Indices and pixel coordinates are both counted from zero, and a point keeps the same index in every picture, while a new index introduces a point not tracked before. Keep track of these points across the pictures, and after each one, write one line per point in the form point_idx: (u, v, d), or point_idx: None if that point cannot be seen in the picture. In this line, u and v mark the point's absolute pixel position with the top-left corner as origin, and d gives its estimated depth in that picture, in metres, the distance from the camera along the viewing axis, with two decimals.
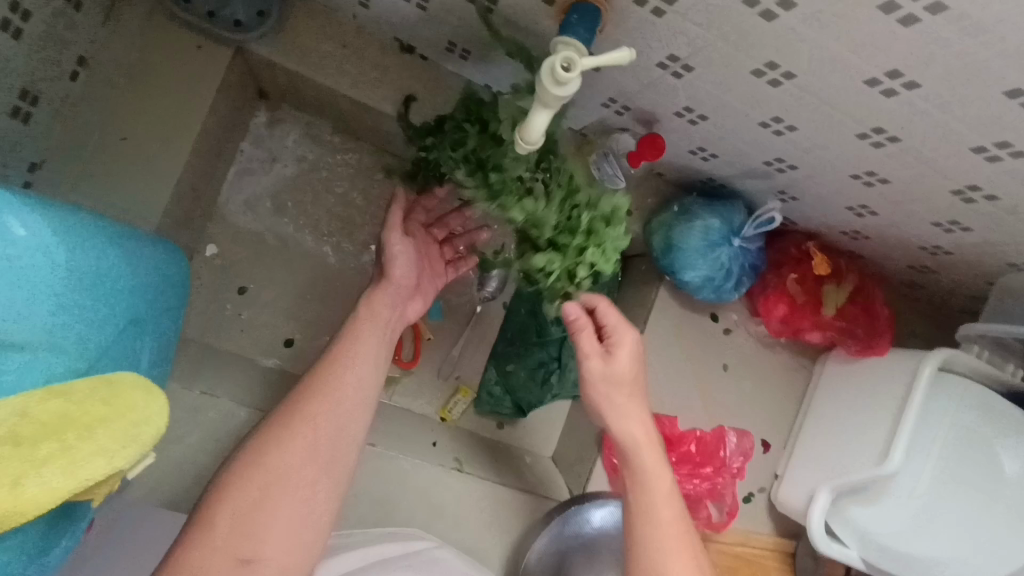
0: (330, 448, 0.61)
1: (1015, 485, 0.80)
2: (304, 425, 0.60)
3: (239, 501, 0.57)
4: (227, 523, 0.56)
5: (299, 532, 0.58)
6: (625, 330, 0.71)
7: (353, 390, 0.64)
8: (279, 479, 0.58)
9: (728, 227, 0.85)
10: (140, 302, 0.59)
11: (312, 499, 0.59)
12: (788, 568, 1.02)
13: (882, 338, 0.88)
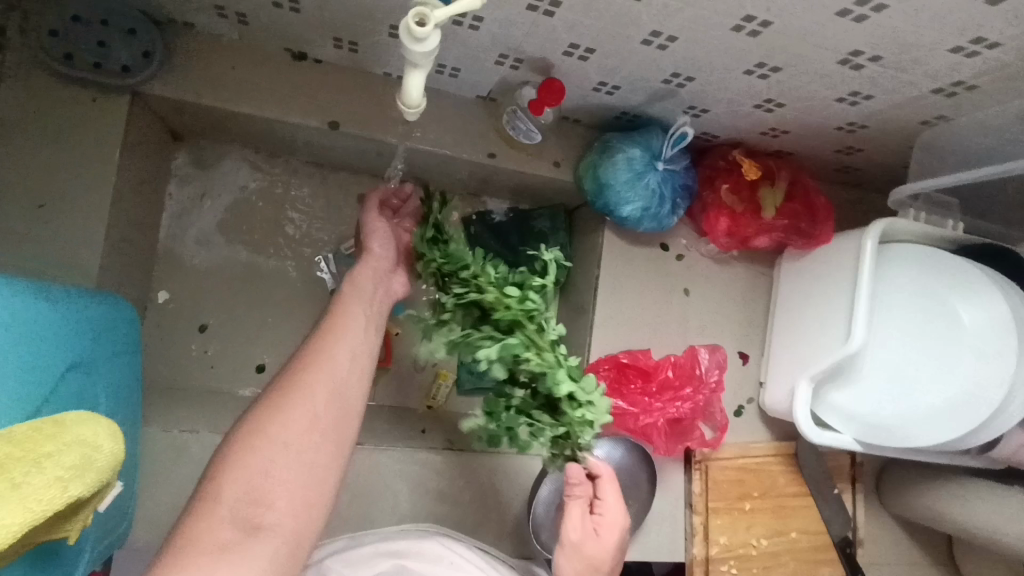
0: (336, 412, 0.57)
1: (976, 330, 0.81)
2: (309, 384, 0.57)
3: (241, 467, 0.52)
4: (230, 496, 0.51)
5: (303, 506, 0.53)
6: (617, 512, 0.74)
7: (348, 354, 0.60)
8: (280, 448, 0.54)
9: (650, 153, 0.87)
10: (82, 345, 0.63)
11: (317, 462, 0.55)
12: (794, 471, 1.04)
13: (824, 225, 0.93)
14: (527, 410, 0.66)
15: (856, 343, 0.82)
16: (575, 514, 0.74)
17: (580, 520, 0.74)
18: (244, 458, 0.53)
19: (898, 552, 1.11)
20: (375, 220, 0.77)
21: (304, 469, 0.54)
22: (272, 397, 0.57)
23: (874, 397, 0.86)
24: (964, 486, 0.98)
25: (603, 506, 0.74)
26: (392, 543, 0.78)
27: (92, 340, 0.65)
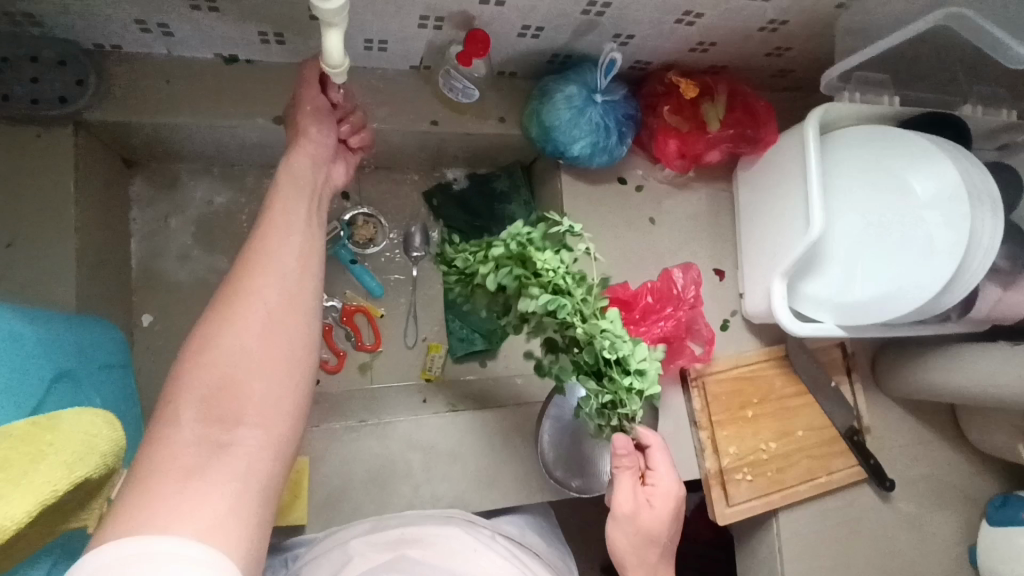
0: (291, 324, 0.58)
1: (929, 199, 0.83)
2: (255, 299, 0.57)
3: (202, 380, 0.52)
4: (194, 411, 0.51)
5: (273, 410, 0.54)
6: (668, 481, 0.76)
7: (292, 260, 0.60)
8: (238, 359, 0.54)
9: (586, 88, 0.89)
10: (63, 358, 0.65)
11: (284, 367, 0.56)
12: (789, 372, 1.07)
13: (768, 126, 0.96)
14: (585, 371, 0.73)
15: (817, 223, 0.84)
16: (625, 483, 0.75)
17: (630, 488, 0.75)
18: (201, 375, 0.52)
19: (906, 433, 1.14)
20: (305, 131, 0.72)
21: (266, 383, 0.54)
22: (217, 316, 0.56)
23: (844, 277, 0.89)
24: (954, 353, 1.00)
25: (655, 476, 0.76)
26: (414, 527, 0.78)
27: (77, 356, 0.68)
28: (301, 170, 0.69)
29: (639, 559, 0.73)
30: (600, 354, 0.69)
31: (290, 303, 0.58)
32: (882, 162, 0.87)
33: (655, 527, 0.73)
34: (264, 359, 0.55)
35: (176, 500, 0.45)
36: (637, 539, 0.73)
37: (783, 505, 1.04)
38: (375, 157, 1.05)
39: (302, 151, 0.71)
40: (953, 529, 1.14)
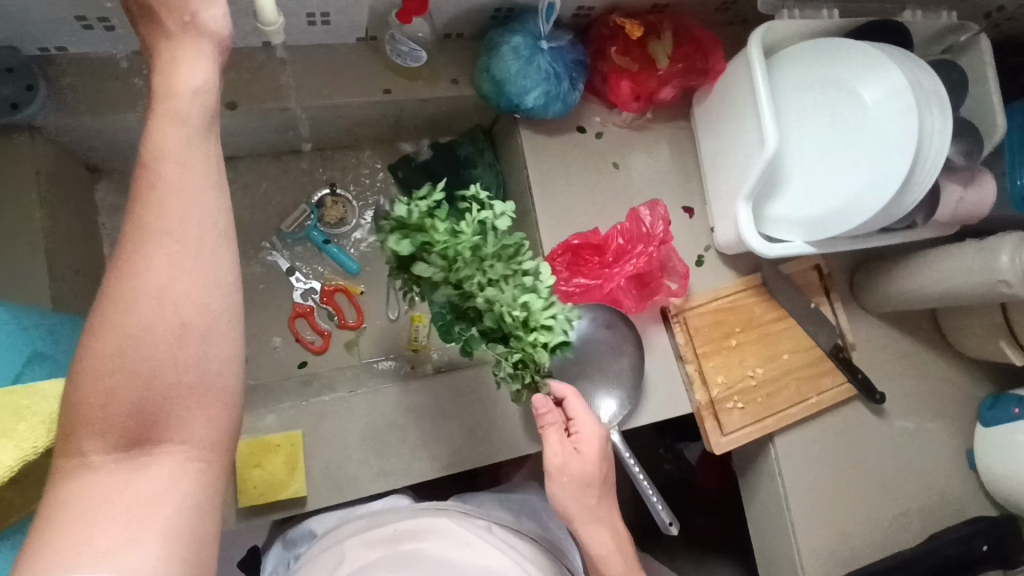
0: (202, 302, 0.47)
1: (877, 108, 0.84)
2: (160, 281, 0.46)
3: (117, 380, 0.44)
4: (116, 422, 0.44)
5: (203, 410, 0.47)
6: (590, 424, 0.78)
7: (192, 236, 0.47)
8: (160, 353, 0.45)
9: (530, 37, 0.90)
10: (45, 348, 0.69)
11: (211, 359, 0.47)
12: (769, 298, 1.08)
13: (715, 56, 0.98)
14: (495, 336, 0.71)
15: (770, 142, 0.85)
16: (552, 440, 0.77)
17: (559, 444, 0.77)
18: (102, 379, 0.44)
19: (891, 346, 1.15)
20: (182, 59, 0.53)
21: (192, 385, 0.47)
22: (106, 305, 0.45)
23: (806, 195, 0.90)
24: (926, 258, 1.02)
25: (577, 424, 0.78)
26: (407, 522, 0.85)
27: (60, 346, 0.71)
28: (183, 113, 0.51)
29: (580, 506, 0.77)
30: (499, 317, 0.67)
31: (192, 283, 0.47)
32: (830, 76, 0.88)
33: (588, 473, 0.76)
34: (174, 352, 0.46)
35: (93, 534, 0.41)
36: (574, 487, 0.76)
37: (777, 429, 1.06)
38: (336, 137, 1.06)
39: (190, 82, 0.52)
40: (948, 434, 1.15)
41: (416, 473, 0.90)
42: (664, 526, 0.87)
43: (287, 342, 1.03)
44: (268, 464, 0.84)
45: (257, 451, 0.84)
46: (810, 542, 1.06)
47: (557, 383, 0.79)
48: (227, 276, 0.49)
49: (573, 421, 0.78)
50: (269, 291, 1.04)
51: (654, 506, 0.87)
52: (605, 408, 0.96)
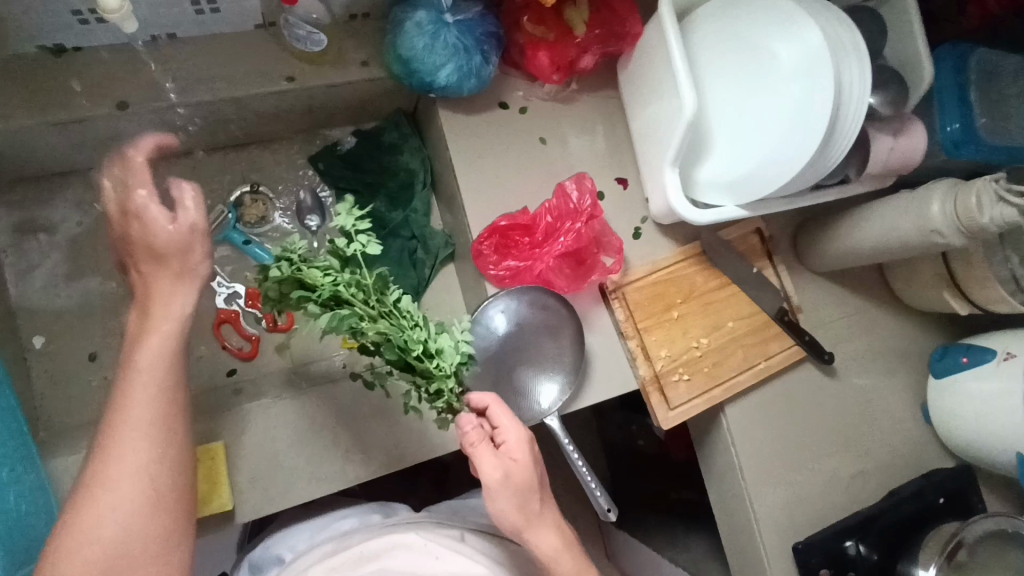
0: (171, 416, 0.64)
1: (791, 63, 0.81)
2: (128, 447, 0.61)
3: (80, 521, 0.58)
4: (91, 553, 0.57)
5: (156, 520, 0.61)
6: (516, 429, 0.73)
7: (147, 373, 0.64)
8: (110, 485, 0.59)
9: (434, 11, 0.87)
10: None
11: (158, 473, 0.62)
12: (710, 266, 1.05)
13: (631, 19, 0.95)
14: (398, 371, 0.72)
15: (687, 103, 0.82)
16: (482, 457, 0.70)
17: (493, 457, 0.70)
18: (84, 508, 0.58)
19: (839, 305, 1.13)
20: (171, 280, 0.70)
21: (147, 503, 0.60)
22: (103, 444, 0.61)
23: (733, 156, 0.88)
24: (864, 213, 1.00)
25: (501, 433, 0.73)
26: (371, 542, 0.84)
27: None
28: (158, 303, 0.69)
29: (524, 514, 0.72)
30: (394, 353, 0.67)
31: (146, 435, 0.62)
32: (747, 32, 0.85)
33: (525, 479, 0.71)
34: (115, 484, 0.59)
35: None
36: (516, 498, 0.71)
37: (726, 398, 1.04)
38: (249, 131, 1.01)
39: (182, 294, 0.70)
40: (902, 390, 1.14)
41: (351, 476, 0.87)
42: (603, 513, 0.86)
43: (213, 351, 0.98)
44: None
45: None
46: (768, 509, 1.04)
47: (475, 394, 0.74)
48: (170, 410, 0.64)
49: (498, 430, 0.73)
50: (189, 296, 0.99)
51: (592, 492, 0.86)
52: (546, 393, 0.94)
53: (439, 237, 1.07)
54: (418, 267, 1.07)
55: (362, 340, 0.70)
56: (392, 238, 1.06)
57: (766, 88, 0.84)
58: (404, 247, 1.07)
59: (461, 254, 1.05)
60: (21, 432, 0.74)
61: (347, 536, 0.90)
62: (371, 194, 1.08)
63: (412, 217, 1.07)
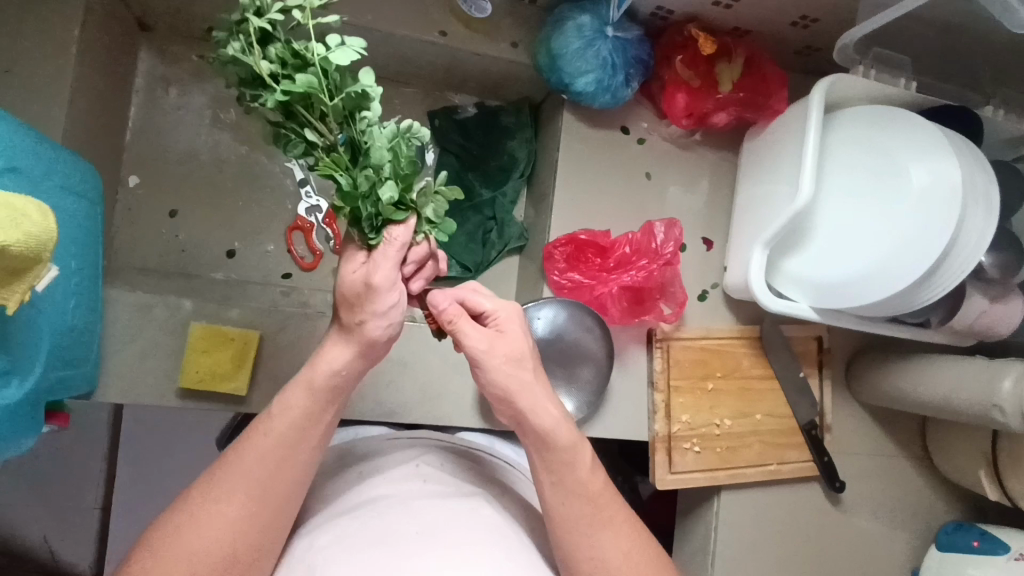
0: (316, 428, 0.62)
1: (919, 193, 0.80)
2: (282, 414, 0.61)
3: (241, 461, 0.59)
4: (264, 476, 0.59)
5: (298, 474, 0.61)
6: (506, 306, 0.65)
7: (324, 376, 0.60)
8: (310, 431, 0.61)
9: (599, 20, 0.89)
10: (74, 199, 0.74)
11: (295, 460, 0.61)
12: (760, 352, 1.05)
13: (777, 95, 0.96)
14: (361, 208, 0.54)
15: (803, 196, 0.83)
16: (467, 331, 0.62)
17: (477, 333, 0.62)
18: (176, 540, 0.56)
19: (868, 442, 1.11)
20: (344, 344, 0.60)
21: (292, 457, 0.61)
22: (209, 485, 0.59)
23: (823, 257, 0.88)
24: (932, 360, 0.98)
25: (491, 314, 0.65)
26: (371, 466, 0.74)
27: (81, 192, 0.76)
28: (324, 388, 0.61)
29: (523, 381, 0.63)
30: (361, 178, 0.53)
31: (286, 423, 0.60)
32: (885, 145, 0.84)
33: (517, 350, 0.63)
34: (293, 441, 0.61)
35: (204, 543, 0.56)
36: (507, 368, 0.63)
37: (726, 484, 1.02)
38: (387, 68, 1.06)
39: (333, 350, 0.60)
40: (900, 548, 1.11)
41: (357, 410, 0.90)
42: None
43: (279, 251, 1.02)
44: (215, 355, 0.82)
45: (209, 339, 0.82)
46: None
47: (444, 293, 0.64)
48: (288, 464, 0.60)
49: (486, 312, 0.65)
50: (274, 193, 1.03)
51: None
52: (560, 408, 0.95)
53: (516, 228, 1.09)
54: (487, 247, 1.10)
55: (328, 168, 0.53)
56: (474, 213, 1.10)
57: (883, 203, 0.83)
58: (481, 224, 1.10)
59: (531, 251, 1.07)
60: (98, 260, 0.79)
61: (352, 447, 0.82)
62: (470, 166, 1.11)
63: (499, 200, 1.10)
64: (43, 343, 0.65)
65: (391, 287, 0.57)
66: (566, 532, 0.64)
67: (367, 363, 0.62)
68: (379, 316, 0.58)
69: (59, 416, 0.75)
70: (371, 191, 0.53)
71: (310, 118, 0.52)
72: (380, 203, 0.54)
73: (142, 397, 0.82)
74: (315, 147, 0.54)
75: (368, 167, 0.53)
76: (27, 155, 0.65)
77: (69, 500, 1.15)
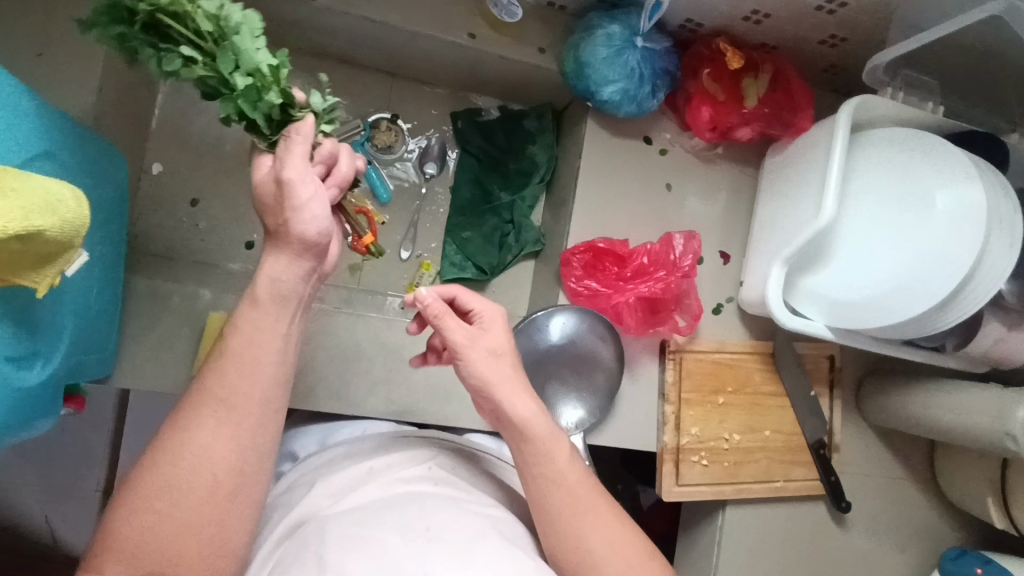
0: (275, 359, 0.59)
1: (943, 219, 0.80)
2: (242, 347, 0.58)
3: (202, 401, 0.57)
4: (227, 416, 0.57)
5: (259, 407, 0.58)
6: (491, 307, 0.66)
7: (269, 297, 0.58)
8: (263, 361, 0.58)
9: (629, 30, 0.89)
10: (99, 185, 0.74)
11: (255, 395, 0.58)
12: (771, 368, 1.05)
13: (803, 112, 0.95)
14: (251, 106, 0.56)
15: (826, 217, 0.83)
16: (449, 326, 0.63)
17: (457, 327, 0.63)
18: (151, 481, 0.55)
19: (875, 462, 1.10)
20: (275, 251, 0.58)
21: (253, 393, 0.58)
22: (178, 417, 0.57)
23: (843, 278, 0.88)
24: (946, 384, 0.98)
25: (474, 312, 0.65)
26: (380, 460, 0.75)
27: (106, 178, 0.76)
28: (269, 298, 0.58)
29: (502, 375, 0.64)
30: (244, 78, 0.55)
31: (247, 358, 0.58)
32: (911, 169, 0.84)
33: (497, 347, 0.64)
34: (252, 373, 0.58)
35: (174, 492, 0.55)
36: (485, 362, 0.63)
37: (732, 499, 1.02)
38: (413, 68, 1.06)
39: (277, 260, 0.58)
40: (901, 570, 1.10)
41: (368, 407, 0.90)
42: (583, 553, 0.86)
43: None
44: None
45: (227, 329, 0.83)
46: None
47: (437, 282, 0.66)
48: (249, 403, 0.58)
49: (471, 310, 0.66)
50: None
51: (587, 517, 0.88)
52: (569, 414, 0.95)
53: (533, 233, 1.09)
54: (504, 250, 1.10)
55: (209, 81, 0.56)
56: (491, 215, 1.10)
57: (906, 228, 0.83)
58: (498, 227, 1.10)
59: (548, 256, 1.07)
60: (119, 252, 0.80)
61: (355, 443, 0.81)
62: (491, 169, 1.12)
63: (518, 204, 1.10)
64: (67, 326, 0.66)
65: (304, 179, 0.55)
66: (576, 541, 0.64)
67: (315, 270, 0.60)
68: (298, 212, 0.55)
69: (75, 401, 0.75)
70: (252, 88, 0.55)
71: (183, 32, 0.54)
72: (264, 101, 0.56)
73: (155, 384, 0.82)
74: (192, 63, 0.55)
75: (248, 71, 0.55)
76: (61, 137, 0.65)
77: (71, 482, 1.15)
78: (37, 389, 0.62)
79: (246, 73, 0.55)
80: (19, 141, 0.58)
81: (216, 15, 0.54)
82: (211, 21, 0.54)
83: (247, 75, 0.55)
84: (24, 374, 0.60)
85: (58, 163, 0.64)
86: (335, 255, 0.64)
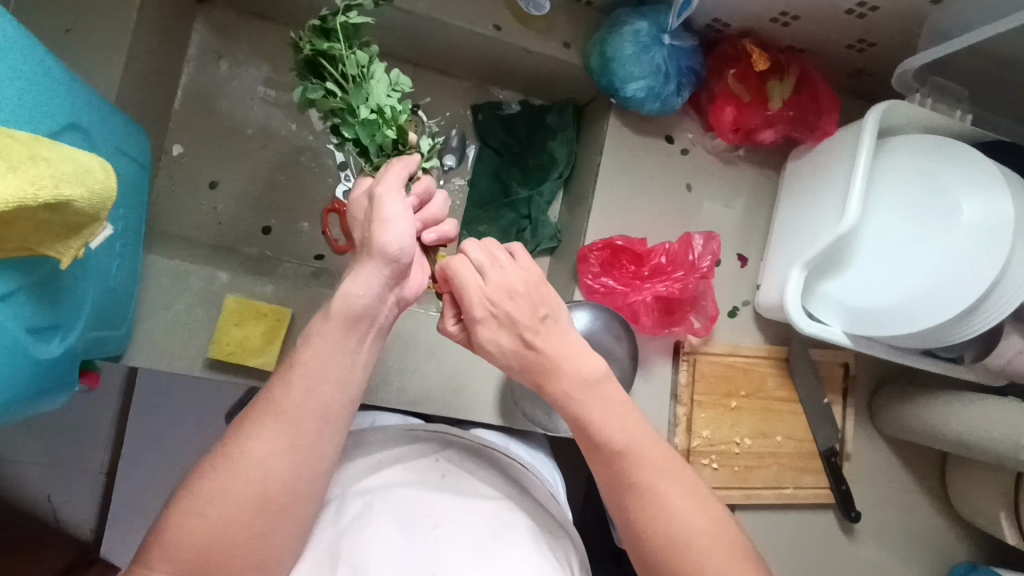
0: (343, 374, 0.59)
1: (967, 227, 0.79)
2: (311, 360, 0.58)
3: (267, 412, 0.57)
4: (289, 428, 0.57)
5: (322, 422, 0.58)
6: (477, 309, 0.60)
7: (343, 314, 0.58)
8: (332, 378, 0.58)
9: (657, 27, 0.88)
10: (122, 162, 0.74)
11: (322, 411, 0.58)
12: (785, 373, 1.04)
13: (829, 115, 0.94)
14: (367, 136, 0.63)
15: (849, 223, 0.82)
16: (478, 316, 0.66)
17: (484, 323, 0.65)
18: (208, 484, 0.55)
19: (886, 472, 1.09)
20: (364, 262, 0.58)
21: (320, 408, 0.58)
22: (239, 424, 0.58)
23: (863, 285, 0.87)
24: (962, 395, 0.96)
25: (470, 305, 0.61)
26: (398, 452, 0.74)
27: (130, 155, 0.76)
28: (341, 316, 0.58)
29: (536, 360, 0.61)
30: (370, 114, 0.62)
31: (317, 373, 0.58)
32: (937, 176, 0.83)
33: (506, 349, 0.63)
34: (320, 391, 0.58)
35: (228, 497, 0.55)
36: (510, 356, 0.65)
37: (741, 503, 1.01)
38: (436, 58, 1.06)
39: (360, 275, 0.58)
40: None
41: (379, 395, 0.90)
42: None
43: (313, 231, 1.02)
44: (247, 328, 0.82)
45: (243, 312, 0.83)
46: None
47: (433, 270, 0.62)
48: (315, 417, 0.58)
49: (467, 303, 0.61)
50: (313, 172, 1.03)
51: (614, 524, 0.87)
52: None
53: (550, 229, 1.08)
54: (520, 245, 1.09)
55: (340, 113, 0.63)
56: (508, 210, 1.09)
57: (930, 235, 0.82)
58: (515, 221, 1.09)
59: (564, 252, 1.07)
60: (139, 230, 0.80)
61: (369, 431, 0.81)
62: (510, 163, 1.11)
63: (535, 199, 1.09)
64: (87, 300, 0.66)
65: (393, 198, 0.57)
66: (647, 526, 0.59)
67: (391, 290, 0.60)
68: (384, 226, 0.57)
69: (90, 377, 0.76)
70: (373, 124, 0.62)
71: (333, 73, 0.62)
72: (380, 136, 0.63)
73: (169, 364, 0.82)
74: (331, 95, 0.62)
75: (373, 107, 0.62)
76: (88, 111, 0.65)
77: (76, 461, 1.15)
78: (56, 362, 0.62)
79: (376, 114, 0.62)
80: (50, 112, 0.58)
81: (363, 64, 0.62)
82: (357, 67, 0.62)
83: (376, 115, 0.62)
84: (44, 347, 0.60)
85: (86, 137, 0.64)
86: (416, 286, 0.64)
